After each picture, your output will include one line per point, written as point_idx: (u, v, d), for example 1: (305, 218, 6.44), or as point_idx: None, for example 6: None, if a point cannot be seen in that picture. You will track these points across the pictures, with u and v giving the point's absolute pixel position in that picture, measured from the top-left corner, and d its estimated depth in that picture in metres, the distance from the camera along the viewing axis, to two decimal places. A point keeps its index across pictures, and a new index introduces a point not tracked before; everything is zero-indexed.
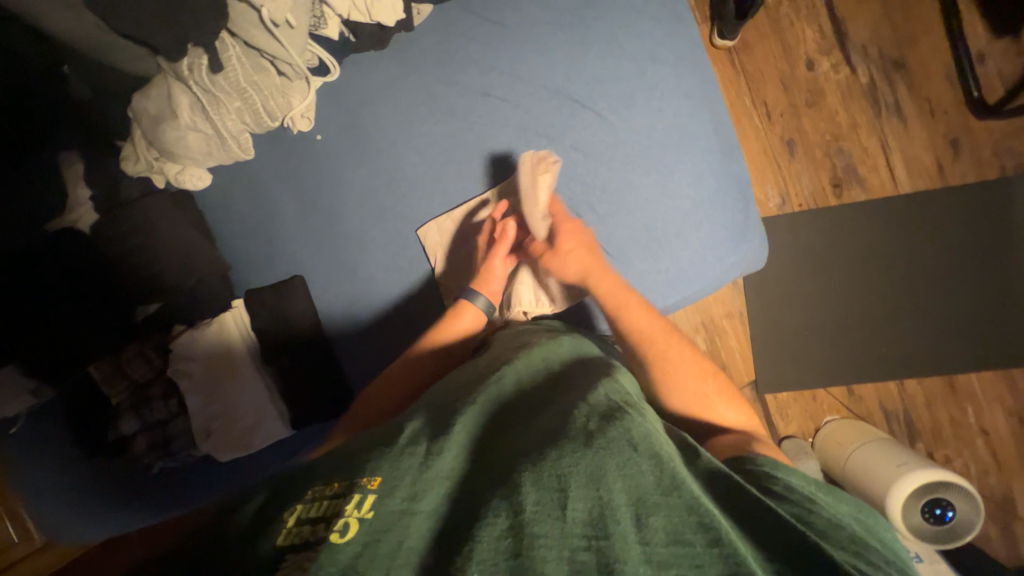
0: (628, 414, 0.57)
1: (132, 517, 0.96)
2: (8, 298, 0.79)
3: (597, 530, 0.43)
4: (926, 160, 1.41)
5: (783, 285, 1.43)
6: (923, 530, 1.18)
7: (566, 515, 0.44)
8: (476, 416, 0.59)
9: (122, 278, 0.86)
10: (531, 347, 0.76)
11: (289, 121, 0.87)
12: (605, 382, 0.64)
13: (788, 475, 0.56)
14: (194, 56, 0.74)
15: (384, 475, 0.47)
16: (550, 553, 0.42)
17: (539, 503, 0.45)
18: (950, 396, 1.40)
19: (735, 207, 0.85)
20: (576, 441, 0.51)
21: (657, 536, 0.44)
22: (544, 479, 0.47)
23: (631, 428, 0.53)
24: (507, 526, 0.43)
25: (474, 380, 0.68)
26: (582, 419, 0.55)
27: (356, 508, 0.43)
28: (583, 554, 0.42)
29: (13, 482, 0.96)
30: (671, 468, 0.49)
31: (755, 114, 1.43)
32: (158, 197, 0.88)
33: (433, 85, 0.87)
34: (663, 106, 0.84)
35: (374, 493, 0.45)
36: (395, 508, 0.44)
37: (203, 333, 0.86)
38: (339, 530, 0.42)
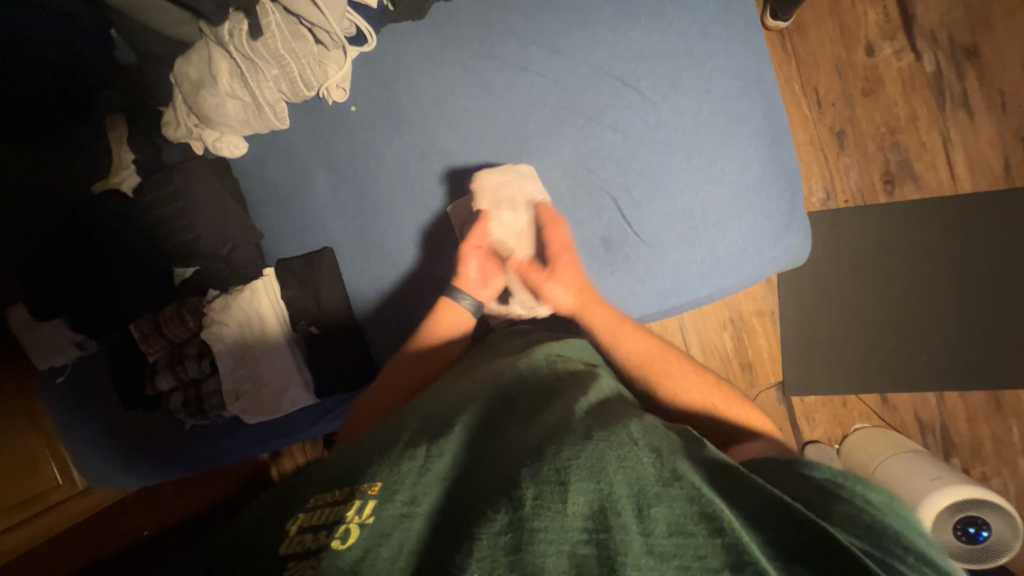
0: (627, 416, 0.55)
1: (165, 470, 1.01)
2: (66, 260, 0.87)
3: (599, 525, 0.43)
4: (991, 158, 1.30)
5: (821, 284, 1.37)
6: (954, 547, 1.13)
7: (567, 508, 0.44)
8: (473, 413, 0.59)
9: (163, 240, 0.90)
10: (539, 345, 0.74)
11: (324, 91, 0.86)
12: (598, 387, 0.63)
13: (816, 471, 0.53)
14: (235, 22, 0.75)
15: (384, 480, 0.48)
16: (551, 547, 0.41)
17: (539, 497, 0.44)
18: (995, 411, 1.32)
19: (780, 198, 0.81)
20: (575, 436, 0.50)
21: (659, 527, 0.43)
22: (543, 473, 0.46)
23: (630, 425, 0.53)
24: (506, 522, 0.43)
25: (473, 381, 0.68)
26: (582, 416, 0.54)
27: (356, 514, 0.45)
28: (584, 549, 0.42)
29: (59, 429, 1.03)
30: (671, 461, 0.48)
31: (804, 102, 1.35)
32: (198, 163, 0.89)
33: (470, 58, 0.84)
34: (709, 87, 0.80)
35: (375, 498, 0.46)
36: (395, 513, 0.45)
37: (237, 299, 0.88)
38: (340, 536, 0.44)
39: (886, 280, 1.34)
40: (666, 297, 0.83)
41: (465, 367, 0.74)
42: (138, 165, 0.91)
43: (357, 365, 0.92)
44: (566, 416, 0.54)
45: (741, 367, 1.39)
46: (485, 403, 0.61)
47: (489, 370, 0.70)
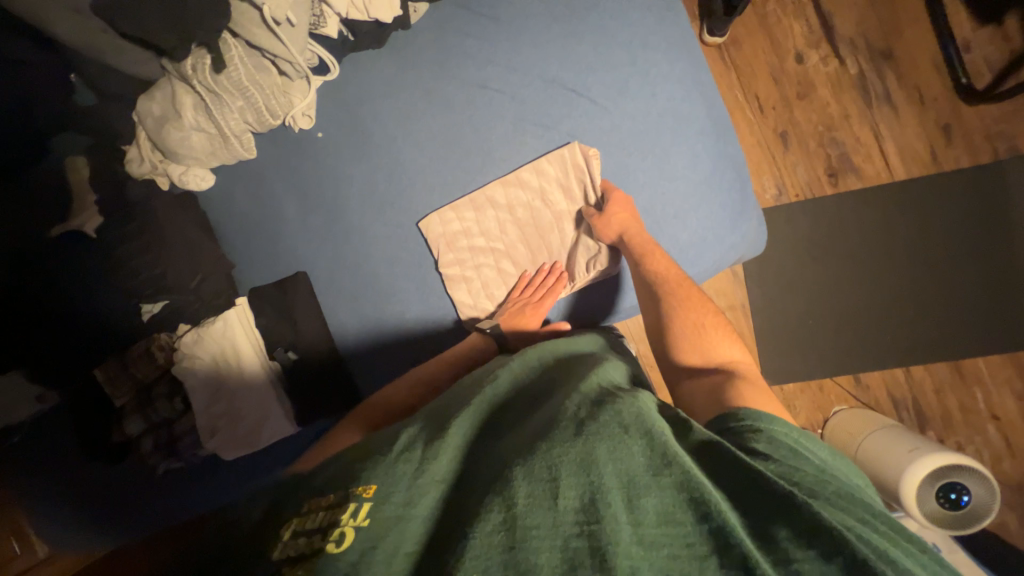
0: (620, 400, 0.56)
1: (136, 521, 0.95)
2: (28, 307, 0.84)
3: (590, 516, 0.43)
4: (918, 146, 1.42)
5: (784, 275, 1.43)
6: (940, 516, 1.16)
7: (558, 504, 0.44)
8: (471, 419, 0.59)
9: (127, 277, 0.88)
10: (527, 347, 0.75)
11: (290, 120, 0.88)
12: (597, 373, 0.63)
13: (773, 425, 0.55)
14: (199, 56, 0.78)
15: (378, 483, 0.47)
16: (543, 543, 0.41)
17: (531, 496, 0.44)
18: (958, 381, 1.39)
19: (732, 188, 0.86)
20: (566, 432, 0.51)
21: (648, 517, 0.44)
22: (536, 471, 0.46)
23: (622, 411, 0.53)
24: (500, 521, 0.43)
25: (472, 382, 0.68)
26: (573, 410, 0.55)
27: (351, 517, 0.43)
28: (576, 542, 0.41)
29: (14, 493, 0.95)
30: (661, 446, 0.49)
31: (747, 108, 1.46)
32: (164, 198, 0.91)
33: (431, 80, 0.89)
34: (656, 92, 0.86)
35: (369, 501, 0.45)
36: (390, 514, 0.44)
37: (209, 330, 0.86)
38: (335, 540, 0.42)
39: (842, 266, 1.42)
40: None
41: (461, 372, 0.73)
42: (102, 206, 0.90)
43: (338, 388, 0.91)
44: (557, 413, 0.55)
45: None
46: (480, 409, 0.61)
47: (484, 372, 0.70)
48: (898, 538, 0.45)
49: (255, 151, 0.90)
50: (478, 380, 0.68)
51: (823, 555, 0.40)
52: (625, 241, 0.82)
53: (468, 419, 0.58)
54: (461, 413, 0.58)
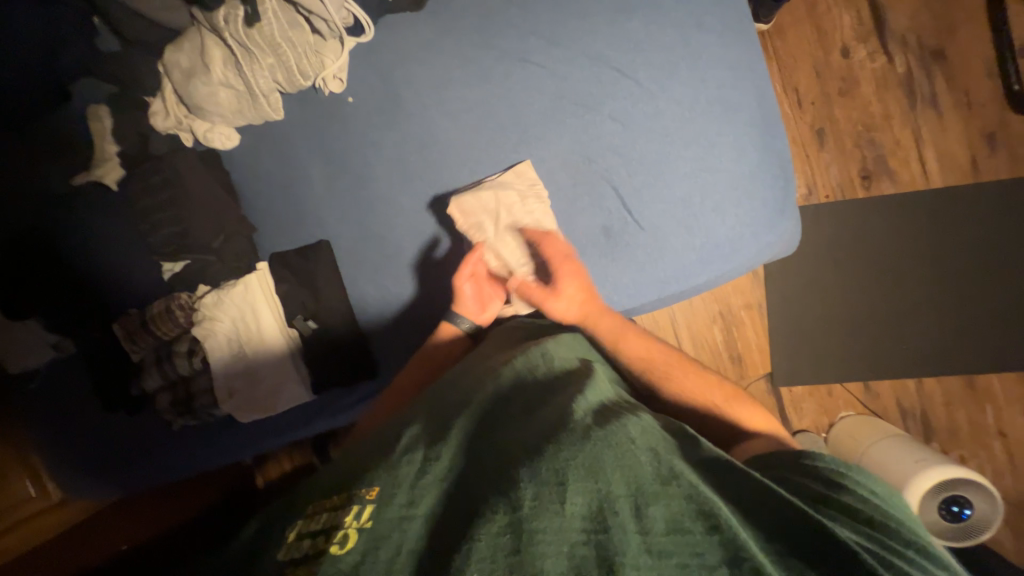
0: (623, 415, 0.55)
1: (149, 474, 0.96)
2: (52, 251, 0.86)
3: (597, 523, 0.43)
4: (959, 154, 1.37)
5: (806, 277, 1.41)
6: (940, 527, 1.17)
7: (566, 509, 0.43)
8: (472, 419, 0.58)
9: (150, 234, 0.87)
10: (527, 344, 0.72)
11: (320, 81, 0.85)
12: (599, 383, 0.62)
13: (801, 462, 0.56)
14: (231, 7, 0.75)
15: (381, 484, 0.46)
16: (550, 549, 0.41)
17: (538, 499, 0.44)
18: (969, 395, 1.38)
19: (774, 184, 0.84)
20: (574, 434, 0.50)
21: (656, 525, 0.43)
22: (542, 475, 0.46)
23: (627, 424, 0.52)
24: (506, 524, 0.42)
25: (475, 377, 0.67)
26: (580, 414, 0.53)
27: (355, 519, 0.43)
28: (582, 548, 0.42)
29: (30, 436, 0.96)
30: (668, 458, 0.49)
31: (785, 102, 1.41)
32: (187, 154, 0.87)
33: (471, 49, 0.85)
34: (705, 77, 0.82)
35: (373, 502, 0.45)
36: (393, 515, 0.44)
37: (231, 295, 0.87)
38: (338, 541, 0.42)
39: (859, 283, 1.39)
40: (667, 283, 0.85)
41: (464, 366, 0.72)
42: (123, 158, 0.88)
43: (358, 361, 0.90)
44: (564, 414, 0.54)
45: (731, 360, 1.42)
46: (484, 408, 0.60)
47: (490, 366, 0.69)
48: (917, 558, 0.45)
49: (283, 113, 0.87)
50: (481, 375, 0.66)
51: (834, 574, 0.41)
52: (584, 328, 0.78)
53: (474, 418, 0.58)
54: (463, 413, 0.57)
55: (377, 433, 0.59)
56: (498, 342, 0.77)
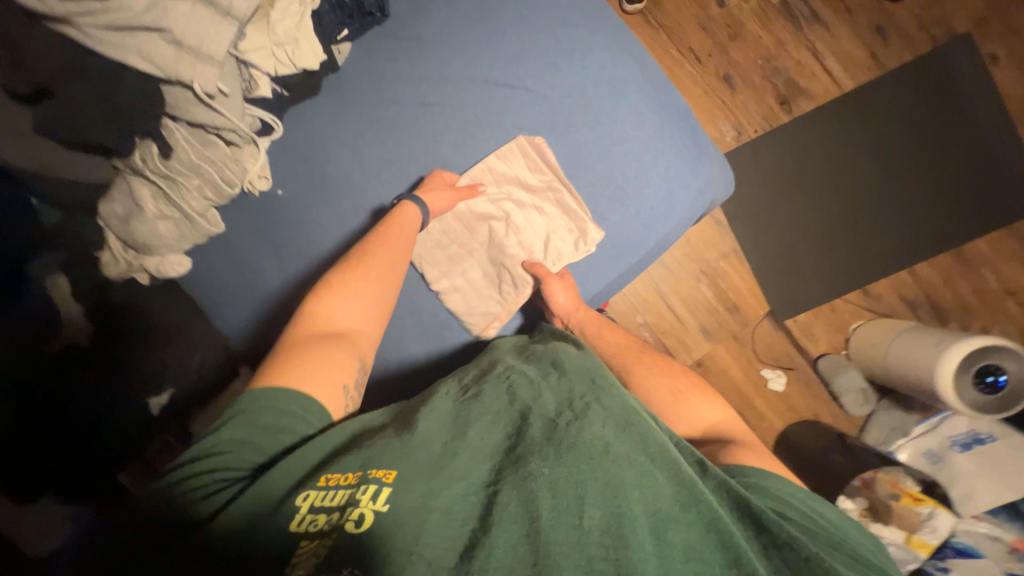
0: (644, 421, 0.59)
1: None
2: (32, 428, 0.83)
3: (615, 539, 0.48)
4: (858, 53, 1.44)
5: (767, 209, 1.44)
6: (981, 402, 1.14)
7: (581, 522, 0.49)
8: (493, 415, 0.60)
9: (128, 372, 0.88)
10: (537, 352, 0.74)
11: (248, 185, 0.90)
12: (620, 388, 0.65)
13: (805, 501, 0.57)
14: (145, 148, 0.82)
15: (398, 470, 0.53)
16: (564, 557, 0.47)
17: (554, 510, 0.50)
18: (965, 267, 1.37)
19: (684, 135, 0.87)
20: (594, 449, 0.54)
21: (674, 550, 0.49)
22: (561, 489, 0.51)
23: (648, 437, 0.57)
24: (524, 534, 0.49)
25: (492, 378, 0.67)
26: (599, 426, 0.57)
27: (371, 500, 0.51)
28: (600, 564, 0.47)
29: None
30: (689, 480, 0.53)
31: (685, 61, 1.48)
32: (150, 291, 0.93)
33: (372, 111, 0.91)
34: (586, 64, 0.87)
35: (389, 486, 0.52)
36: (411, 504, 0.51)
37: (216, 408, 0.91)
38: (355, 520, 0.50)
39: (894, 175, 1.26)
40: (620, 257, 0.87)
41: (477, 369, 0.72)
42: (82, 312, 0.89)
43: None
44: (583, 424, 0.57)
45: (728, 311, 1.45)
46: (505, 411, 0.61)
47: (499, 370, 0.68)
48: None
49: (223, 224, 0.92)
50: (497, 376, 0.67)
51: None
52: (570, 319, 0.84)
53: (493, 423, 0.59)
54: (483, 413, 0.60)
55: (391, 424, 0.61)
56: (510, 347, 0.79)
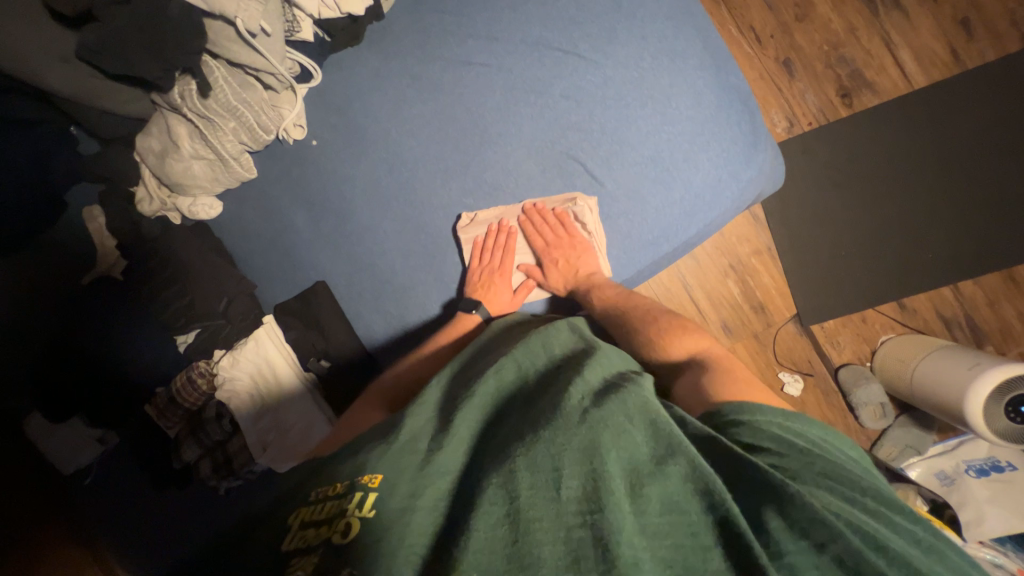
0: (625, 388, 0.55)
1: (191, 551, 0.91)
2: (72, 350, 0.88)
3: (592, 505, 0.42)
4: (936, 47, 1.33)
5: (811, 209, 1.37)
6: (1011, 432, 1.09)
7: (561, 494, 0.43)
8: (475, 410, 0.56)
9: (159, 312, 0.90)
10: (529, 335, 0.70)
11: (283, 133, 0.89)
12: (601, 360, 0.62)
13: (755, 416, 0.53)
14: (184, 84, 0.80)
15: (384, 473, 0.47)
16: (546, 535, 0.41)
17: (534, 486, 0.44)
18: (1013, 290, 1.30)
19: (741, 120, 0.83)
20: (571, 417, 0.50)
21: (651, 508, 0.43)
22: (538, 461, 0.46)
23: (627, 399, 0.52)
24: (503, 514, 0.43)
25: (476, 368, 0.64)
26: (577, 398, 0.53)
27: (357, 508, 0.45)
28: (578, 532, 0.41)
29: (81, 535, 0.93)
30: (664, 435, 0.48)
31: (744, 41, 1.39)
32: (179, 231, 0.93)
33: (413, 66, 0.88)
34: (645, 33, 0.82)
35: (375, 492, 0.46)
36: (396, 506, 0.45)
37: (243, 352, 0.91)
38: (342, 530, 0.44)
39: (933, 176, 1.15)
40: (658, 243, 0.84)
41: (466, 355, 0.70)
42: (122, 249, 0.92)
43: None
44: (561, 397, 0.53)
45: (753, 310, 1.40)
46: (490, 397, 0.58)
47: (487, 359, 0.67)
48: (905, 535, 0.43)
49: (256, 171, 0.91)
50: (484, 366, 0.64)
51: (817, 548, 0.39)
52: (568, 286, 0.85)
53: (474, 408, 0.56)
54: (465, 402, 0.56)
55: (379, 428, 0.56)
56: (501, 325, 0.78)
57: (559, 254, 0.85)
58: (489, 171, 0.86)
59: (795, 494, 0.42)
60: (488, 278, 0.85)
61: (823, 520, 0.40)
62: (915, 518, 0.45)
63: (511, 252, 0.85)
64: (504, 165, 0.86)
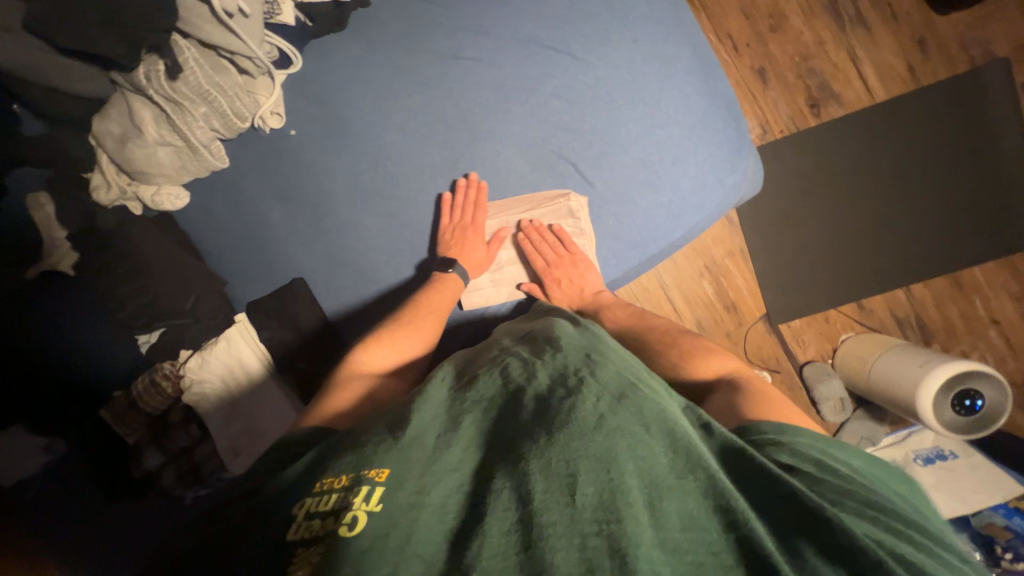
0: (642, 393, 0.53)
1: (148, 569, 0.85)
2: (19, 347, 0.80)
3: (609, 515, 0.41)
4: (896, 64, 1.41)
5: (780, 213, 1.43)
6: (954, 422, 1.19)
7: (575, 501, 0.42)
8: (483, 409, 0.54)
9: (118, 308, 0.84)
10: (536, 335, 0.68)
11: (259, 121, 0.84)
12: (615, 360, 0.60)
13: (796, 439, 0.53)
14: (150, 64, 0.74)
15: (391, 467, 0.47)
16: (560, 542, 0.40)
17: (548, 492, 0.43)
18: (957, 292, 1.41)
19: (726, 127, 0.85)
20: (587, 421, 0.48)
21: (670, 520, 0.42)
22: (553, 466, 0.44)
23: (645, 406, 0.51)
24: (515, 520, 0.42)
25: (483, 363, 0.62)
26: (593, 399, 0.51)
27: (364, 502, 0.44)
28: (593, 541, 0.41)
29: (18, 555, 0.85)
30: (688, 447, 0.47)
31: (722, 48, 1.43)
32: (141, 223, 0.86)
33: (400, 58, 0.85)
34: (636, 36, 0.83)
35: (382, 485, 0.46)
36: (403, 502, 0.44)
37: (213, 351, 0.85)
38: (348, 523, 0.43)
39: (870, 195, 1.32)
40: (645, 245, 0.85)
41: (469, 353, 0.69)
42: (75, 240, 0.84)
43: None
44: (574, 398, 0.51)
45: (726, 309, 1.44)
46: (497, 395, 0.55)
47: (493, 354, 0.64)
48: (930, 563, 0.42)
49: (228, 160, 0.85)
50: (489, 361, 0.62)
51: (844, 569, 0.40)
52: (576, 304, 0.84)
53: (485, 406, 0.54)
54: (474, 404, 0.54)
55: (381, 421, 0.54)
56: (503, 329, 0.77)
57: (561, 273, 0.85)
58: (478, 168, 0.85)
59: (833, 520, 0.41)
60: (459, 235, 0.83)
61: (861, 548, 0.40)
62: (933, 536, 0.45)
63: (483, 208, 0.83)
64: (494, 162, 0.84)
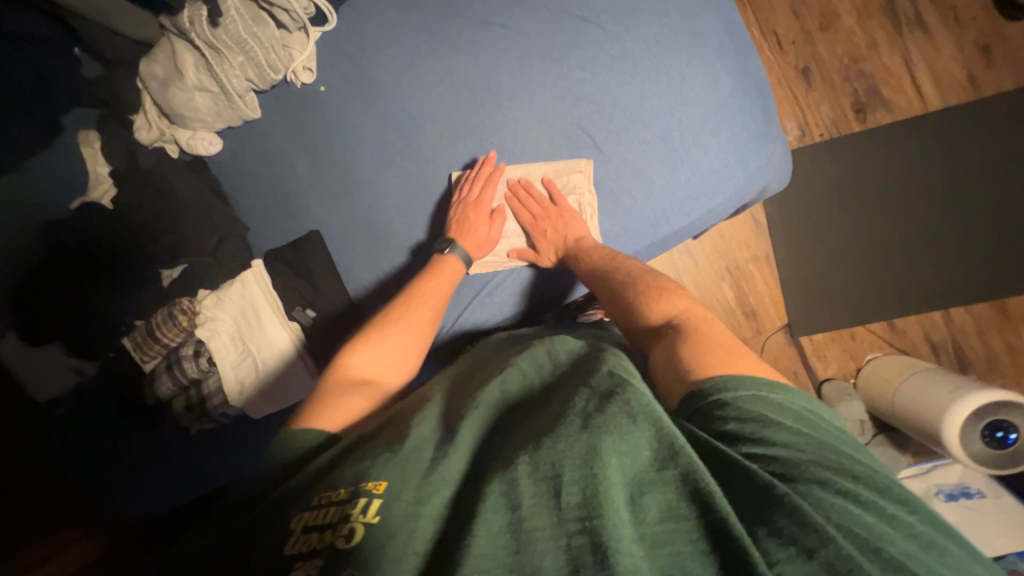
0: (632, 387, 0.49)
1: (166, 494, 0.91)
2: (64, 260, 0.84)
3: (591, 511, 0.39)
4: (955, 71, 1.33)
5: (813, 220, 1.36)
6: (983, 454, 1.10)
7: (561, 501, 0.41)
8: (484, 420, 0.53)
9: (150, 242, 0.88)
10: (535, 343, 0.67)
11: (292, 75, 0.87)
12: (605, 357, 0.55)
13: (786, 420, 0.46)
14: (195, 10, 0.78)
15: (389, 479, 0.46)
16: (547, 545, 0.39)
17: (538, 496, 0.42)
18: (1001, 320, 1.31)
19: (754, 109, 0.83)
20: (573, 423, 0.46)
21: (652, 515, 0.40)
22: (541, 469, 0.43)
23: (631, 400, 0.46)
24: (507, 523, 0.41)
25: (484, 375, 0.61)
26: (581, 402, 0.48)
27: (361, 513, 0.43)
28: (576, 538, 0.39)
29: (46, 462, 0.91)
30: (668, 440, 0.43)
31: (766, 44, 1.38)
32: (174, 165, 0.91)
33: (431, 21, 0.86)
34: (668, 11, 0.82)
35: (380, 498, 0.44)
36: (401, 513, 0.43)
37: (228, 292, 0.89)
38: (346, 535, 0.43)
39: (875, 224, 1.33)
40: (658, 225, 0.83)
41: (471, 365, 0.68)
42: (115, 177, 0.89)
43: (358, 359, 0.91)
44: (565, 404, 0.49)
45: (745, 316, 1.37)
46: (495, 407, 0.55)
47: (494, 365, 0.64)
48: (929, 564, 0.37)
49: (259, 111, 0.89)
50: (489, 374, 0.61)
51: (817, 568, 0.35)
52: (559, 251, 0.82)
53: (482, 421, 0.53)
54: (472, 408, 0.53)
55: (384, 428, 0.54)
56: (506, 336, 0.79)
57: (548, 225, 0.85)
58: (497, 135, 0.85)
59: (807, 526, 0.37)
60: (463, 211, 0.83)
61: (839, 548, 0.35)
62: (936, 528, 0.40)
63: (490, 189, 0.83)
64: (513, 130, 0.84)
